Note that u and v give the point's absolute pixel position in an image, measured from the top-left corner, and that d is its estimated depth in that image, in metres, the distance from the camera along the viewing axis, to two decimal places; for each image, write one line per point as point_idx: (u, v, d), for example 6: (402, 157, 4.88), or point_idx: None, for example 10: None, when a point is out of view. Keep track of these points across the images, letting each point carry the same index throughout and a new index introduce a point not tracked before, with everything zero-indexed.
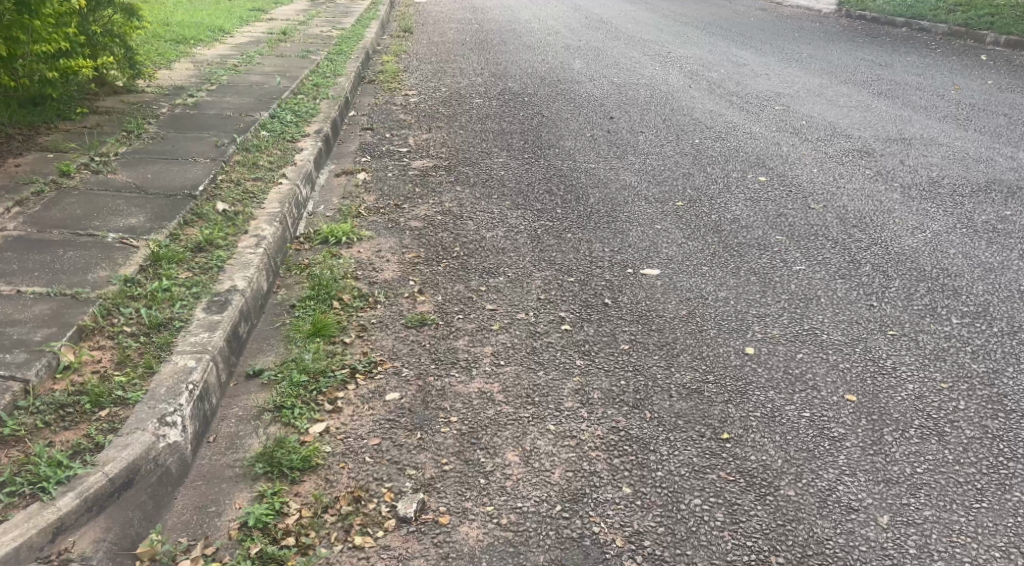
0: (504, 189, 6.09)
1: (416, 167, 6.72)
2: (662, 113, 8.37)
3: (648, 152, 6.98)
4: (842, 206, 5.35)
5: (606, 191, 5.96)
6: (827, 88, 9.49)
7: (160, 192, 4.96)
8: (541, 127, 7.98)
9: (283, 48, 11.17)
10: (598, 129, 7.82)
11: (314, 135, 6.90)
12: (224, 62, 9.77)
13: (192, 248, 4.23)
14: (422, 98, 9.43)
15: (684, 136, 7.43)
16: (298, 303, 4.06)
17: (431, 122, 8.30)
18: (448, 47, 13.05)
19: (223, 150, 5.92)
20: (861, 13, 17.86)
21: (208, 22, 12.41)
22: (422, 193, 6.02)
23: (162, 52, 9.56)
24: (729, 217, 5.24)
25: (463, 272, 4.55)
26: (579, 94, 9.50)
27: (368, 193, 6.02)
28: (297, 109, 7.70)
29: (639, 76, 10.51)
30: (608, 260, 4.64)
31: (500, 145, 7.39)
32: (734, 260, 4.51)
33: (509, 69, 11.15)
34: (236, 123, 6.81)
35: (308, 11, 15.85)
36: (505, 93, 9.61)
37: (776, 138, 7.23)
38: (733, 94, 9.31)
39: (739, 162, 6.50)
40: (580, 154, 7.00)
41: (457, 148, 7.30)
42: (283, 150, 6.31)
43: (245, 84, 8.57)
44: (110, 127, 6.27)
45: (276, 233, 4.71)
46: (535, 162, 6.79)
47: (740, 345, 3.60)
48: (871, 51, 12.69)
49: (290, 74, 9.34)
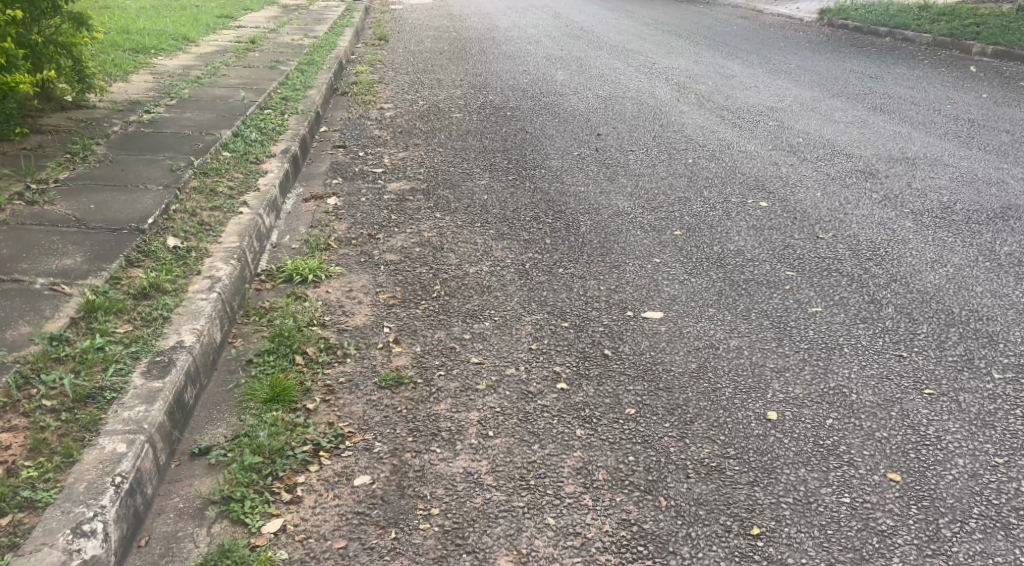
0: (487, 216, 5.64)
1: (392, 190, 6.25)
2: (650, 130, 7.98)
3: (638, 173, 6.56)
4: (852, 235, 4.94)
5: (597, 219, 5.53)
6: (820, 102, 9.13)
7: (102, 225, 4.48)
8: (524, 144, 7.55)
9: (251, 58, 10.67)
10: (585, 148, 7.40)
11: (280, 156, 6.42)
12: (187, 73, 9.26)
13: (135, 293, 3.75)
14: (397, 112, 8.95)
15: (675, 156, 7.02)
16: (255, 357, 3.59)
17: (408, 138, 7.84)
18: (425, 56, 12.58)
19: (178, 175, 5.43)
20: (844, 21, 17.61)
21: (172, 29, 11.87)
22: (398, 220, 5.55)
23: (119, 62, 9.04)
24: (733, 249, 4.82)
25: (445, 315, 4.08)
26: (562, 108, 9.08)
27: (339, 220, 5.55)
28: (263, 126, 7.21)
29: (624, 89, 10.11)
30: (605, 300, 4.20)
31: (481, 164, 6.93)
32: (743, 299, 4.08)
33: (488, 80, 10.71)
34: (195, 142, 6.32)
35: (280, 17, 15.34)
36: (484, 107, 9.17)
37: (773, 158, 6.84)
38: (723, 108, 8.92)
39: (737, 186, 6.11)
40: (567, 175, 6.57)
41: (436, 168, 6.84)
42: (246, 174, 5.82)
43: (207, 98, 8.05)
44: (53, 148, 5.77)
45: (235, 272, 4.25)
46: (519, 185, 6.34)
47: (762, 409, 3.21)
48: (859, 62, 12.39)
49: (257, 86, 8.84)
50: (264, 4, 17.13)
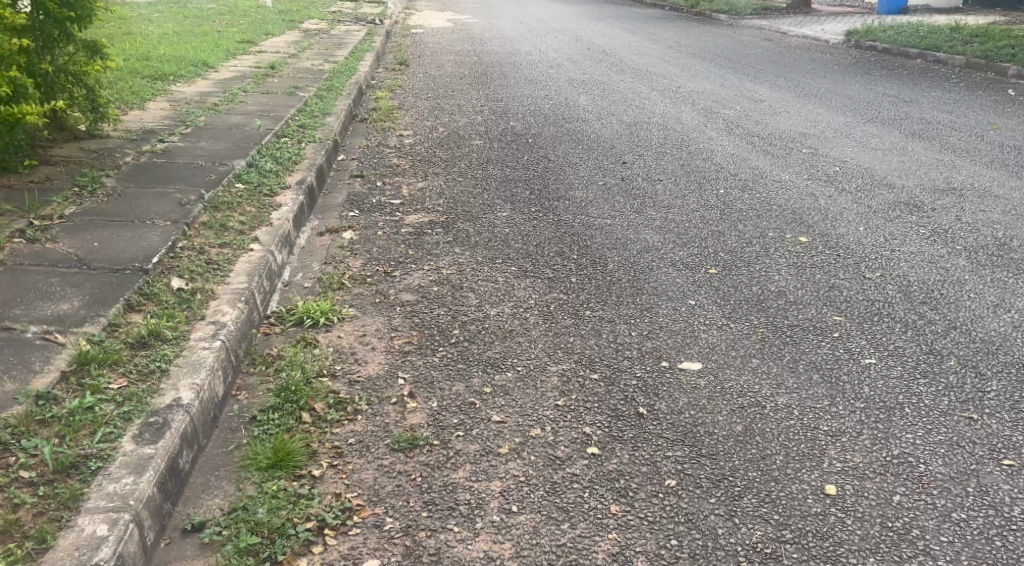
0: (510, 251, 5.36)
1: (410, 222, 5.99)
2: (679, 158, 7.69)
3: (668, 204, 6.26)
4: (902, 274, 4.62)
5: (626, 254, 5.22)
6: (854, 128, 8.80)
7: (104, 265, 4.22)
8: (548, 173, 7.27)
9: (270, 84, 10.50)
10: (611, 177, 7.11)
11: (296, 188, 6.18)
12: (204, 100, 9.08)
13: (133, 342, 3.48)
14: (416, 140, 8.71)
15: (706, 186, 6.71)
16: (259, 415, 3.32)
17: (428, 167, 7.59)
18: (446, 81, 12.38)
19: (187, 210, 5.19)
20: (872, 42, 17.29)
21: (192, 56, 11.74)
22: (416, 256, 5.27)
23: (136, 90, 8.88)
24: (772, 291, 4.51)
25: (463, 364, 3.77)
26: (587, 135, 8.80)
27: (354, 256, 5.28)
28: (278, 155, 6.97)
29: (650, 114, 9.84)
30: (637, 348, 3.88)
31: (503, 195, 6.66)
32: (788, 349, 3.77)
33: (510, 105, 10.47)
34: (208, 173, 6.09)
35: (300, 42, 15.23)
36: (506, 134, 8.90)
37: (810, 188, 6.53)
38: (754, 135, 8.61)
39: (773, 219, 5.81)
40: (593, 206, 6.28)
41: (456, 199, 6.57)
42: (258, 208, 5.57)
43: (223, 126, 7.84)
44: (61, 181, 5.55)
45: (242, 317, 3.97)
46: (542, 217, 6.05)
47: (818, 481, 2.96)
48: (892, 85, 12.05)
49: (274, 114, 8.63)
50: (285, 29, 17.03)
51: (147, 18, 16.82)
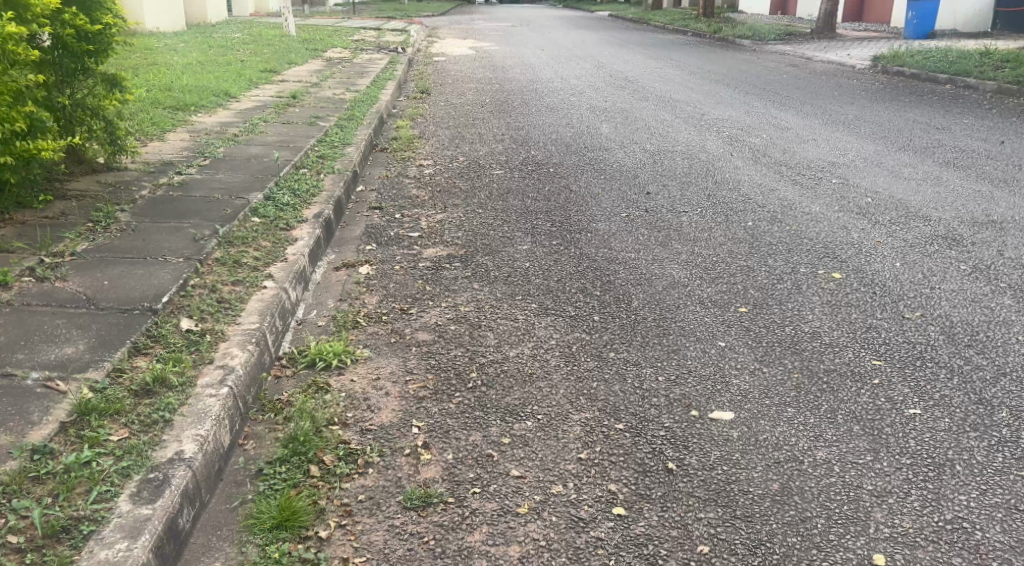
0: (531, 286, 5.19)
1: (428, 256, 5.84)
2: (705, 188, 7.50)
3: (694, 237, 6.07)
4: (944, 316, 4.43)
5: (651, 291, 5.03)
6: (884, 157, 8.58)
7: (113, 305, 4.09)
8: (571, 204, 7.11)
9: (291, 114, 10.44)
10: (635, 208, 6.93)
11: (313, 221, 6.05)
12: (224, 131, 9.02)
13: (136, 389, 3.32)
14: (437, 170, 8.59)
15: (733, 217, 6.52)
16: (266, 468, 3.18)
17: (448, 198, 7.45)
18: (467, 110, 12.29)
19: (201, 246, 5.06)
20: (899, 68, 17.07)
21: (213, 86, 11.72)
22: (434, 292, 5.12)
23: (157, 121, 8.84)
24: (806, 332, 4.31)
25: (481, 410, 3.58)
26: (610, 164, 8.64)
27: (370, 292, 5.12)
28: (296, 187, 6.85)
29: (674, 142, 9.67)
30: (664, 394, 3.70)
31: (524, 227, 6.50)
32: (826, 397, 3.60)
33: (532, 134, 10.35)
34: (223, 207, 5.98)
35: (323, 71, 15.23)
36: (527, 164, 8.76)
37: (842, 220, 6.33)
38: (782, 164, 8.41)
39: (805, 253, 5.61)
40: (616, 238, 6.11)
41: (476, 231, 6.42)
42: (274, 243, 5.44)
43: (242, 157, 7.76)
44: (75, 216, 5.45)
45: (251, 359, 3.82)
46: (564, 250, 5.88)
47: (865, 549, 2.83)
48: (922, 111, 11.83)
49: (294, 145, 8.55)
50: (307, 58, 17.07)
51: (172, 48, 16.92)
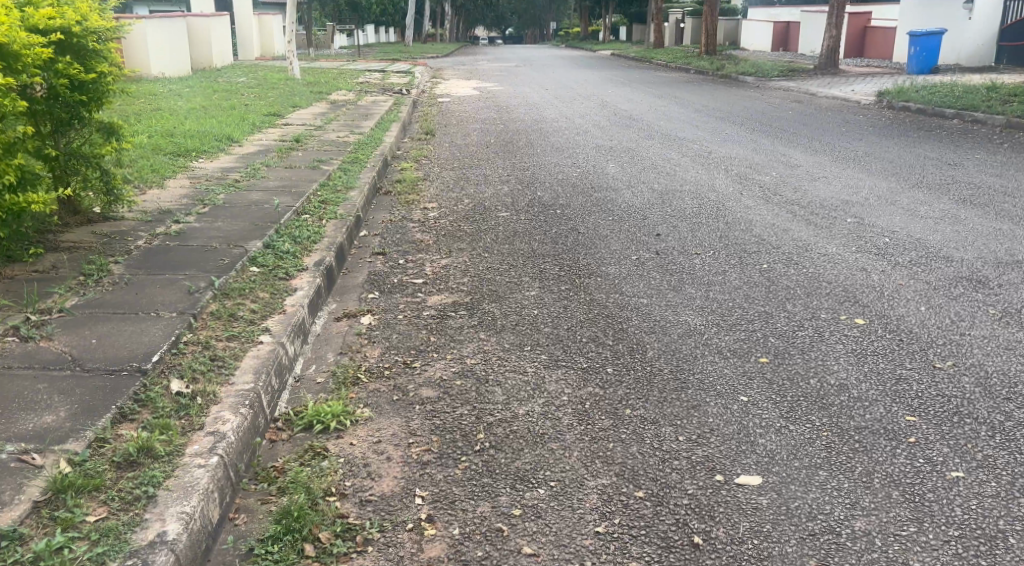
0: (540, 335, 4.97)
1: (433, 304, 5.63)
2: (716, 229, 7.30)
3: (707, 281, 5.85)
4: (978, 366, 4.21)
5: (666, 339, 4.80)
6: (899, 194, 8.38)
7: (100, 366, 3.88)
8: (579, 247, 6.91)
9: (293, 158, 10.30)
10: (645, 250, 6.73)
11: (313, 269, 5.85)
12: (225, 176, 8.87)
13: (119, 461, 3.10)
14: (441, 213, 8.40)
15: (747, 259, 6.31)
16: (257, 548, 2.97)
17: (452, 242, 7.26)
18: (472, 150, 12.17)
19: (196, 299, 4.86)
20: (905, 103, 16.97)
21: (216, 130, 11.63)
22: (439, 343, 4.90)
23: (157, 167, 8.70)
24: (832, 385, 4.07)
25: (490, 477, 3.36)
26: (618, 204, 8.45)
27: (371, 344, 4.90)
28: (296, 233, 6.66)
29: (682, 181, 9.49)
30: (686, 457, 3.46)
31: (531, 271, 6.28)
32: (860, 458, 3.39)
33: (537, 174, 10.19)
34: (221, 257, 5.79)
35: (326, 114, 15.15)
36: (533, 205, 8.58)
37: (860, 261, 6.13)
38: (794, 203, 8.21)
39: (825, 298, 5.39)
40: (627, 283, 5.89)
41: (481, 277, 6.21)
42: (272, 294, 5.24)
43: (242, 204, 7.58)
44: (67, 269, 5.26)
45: (245, 423, 3.60)
46: (574, 296, 5.66)
47: None
48: (932, 147, 11.68)
49: (296, 189, 8.38)
50: (311, 101, 17.04)
51: (176, 93, 16.91)
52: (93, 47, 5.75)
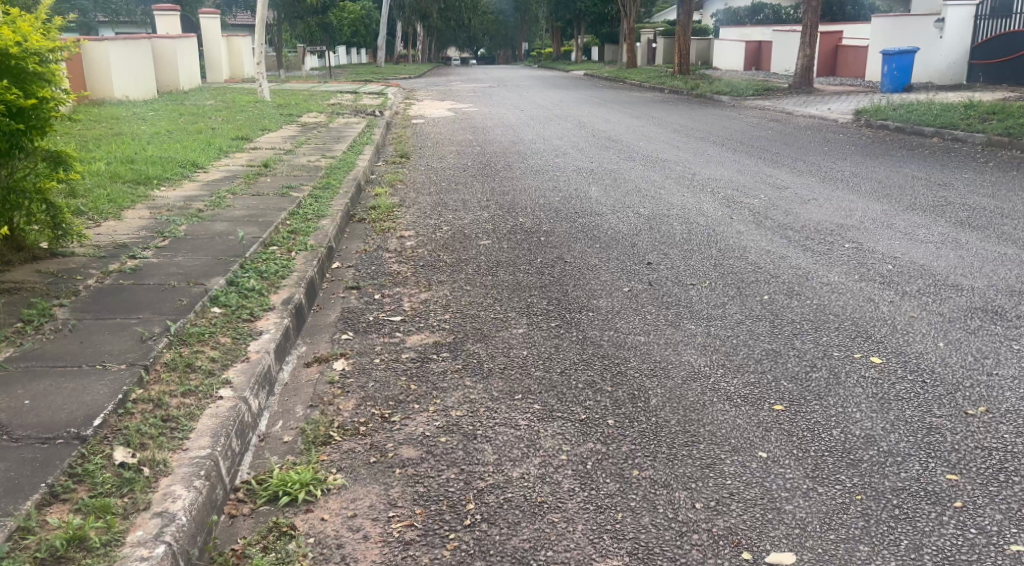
0: (532, 379, 4.54)
1: (412, 345, 5.18)
2: (709, 257, 6.92)
3: (706, 316, 5.45)
4: (1014, 412, 3.84)
5: (670, 384, 4.37)
6: (893, 217, 8.06)
7: (31, 433, 3.43)
8: (566, 277, 6.49)
9: (262, 184, 9.83)
10: (637, 280, 6.33)
11: (281, 309, 5.38)
12: (188, 205, 8.38)
13: (44, 557, 2.76)
14: (419, 242, 7.95)
15: (746, 290, 5.93)
16: None
17: (431, 274, 6.82)
18: (449, 174, 11.75)
19: (148, 347, 4.39)
20: (883, 121, 16.80)
21: (180, 156, 11.13)
22: (420, 392, 4.44)
23: (115, 197, 8.21)
24: (858, 436, 3.66)
25: (483, 560, 3.02)
26: (603, 231, 8.05)
27: (346, 395, 4.43)
28: (262, 267, 6.19)
29: (668, 205, 9.11)
30: (706, 530, 3.11)
31: (517, 306, 5.85)
32: (902, 528, 3.06)
33: (517, 199, 9.79)
34: (178, 297, 5.31)
35: (296, 137, 14.69)
36: (515, 233, 8.16)
37: (867, 292, 5.77)
38: (787, 227, 7.86)
39: (835, 333, 5.01)
40: (620, 319, 5.47)
41: (464, 313, 5.78)
42: (234, 338, 4.77)
43: (205, 235, 7.10)
44: (5, 315, 4.79)
45: (201, 496, 3.19)
46: (565, 335, 5.23)
47: None
48: (919, 167, 11.42)
49: (264, 218, 7.89)
50: (282, 124, 16.57)
51: (142, 117, 16.40)
52: (33, 70, 5.25)
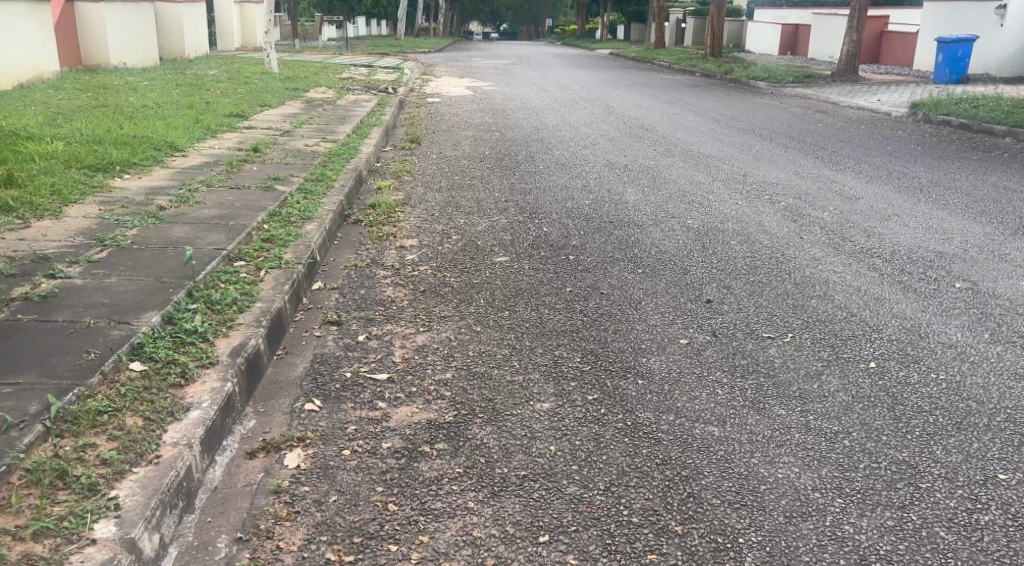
0: (568, 499, 3.19)
1: (397, 425, 3.78)
2: (783, 294, 5.50)
3: (795, 395, 4.02)
4: None
5: (768, 525, 3.04)
6: (1002, 244, 6.61)
7: None
8: (605, 318, 5.09)
9: (246, 173, 8.46)
10: (697, 328, 4.92)
11: (225, 366, 3.98)
12: (150, 199, 7.02)
13: None
14: (421, 256, 6.53)
15: (844, 352, 4.52)
16: None
17: (435, 305, 5.42)
18: (463, 165, 10.34)
19: (8, 442, 3.02)
20: (945, 116, 15.22)
21: (157, 135, 9.76)
22: (401, 521, 3.09)
23: (61, 187, 6.85)
24: None
25: None
26: (646, 249, 6.63)
27: (292, 520, 3.09)
28: (214, 294, 4.80)
29: (720, 217, 7.68)
30: None
31: (542, 363, 4.44)
32: None
33: (541, 201, 8.37)
34: (84, 346, 3.91)
35: (298, 116, 13.30)
36: (538, 247, 6.74)
37: (1007, 361, 4.34)
38: (873, 253, 6.43)
39: (990, 433, 3.59)
40: (682, 394, 4.06)
41: (472, 370, 4.38)
42: (146, 416, 3.39)
43: (157, 242, 5.74)
44: None
45: None
46: (608, 416, 3.82)
47: None
48: (1004, 174, 9.91)
49: (235, 221, 6.51)
50: (284, 100, 15.15)
51: (133, 87, 15.06)
52: None
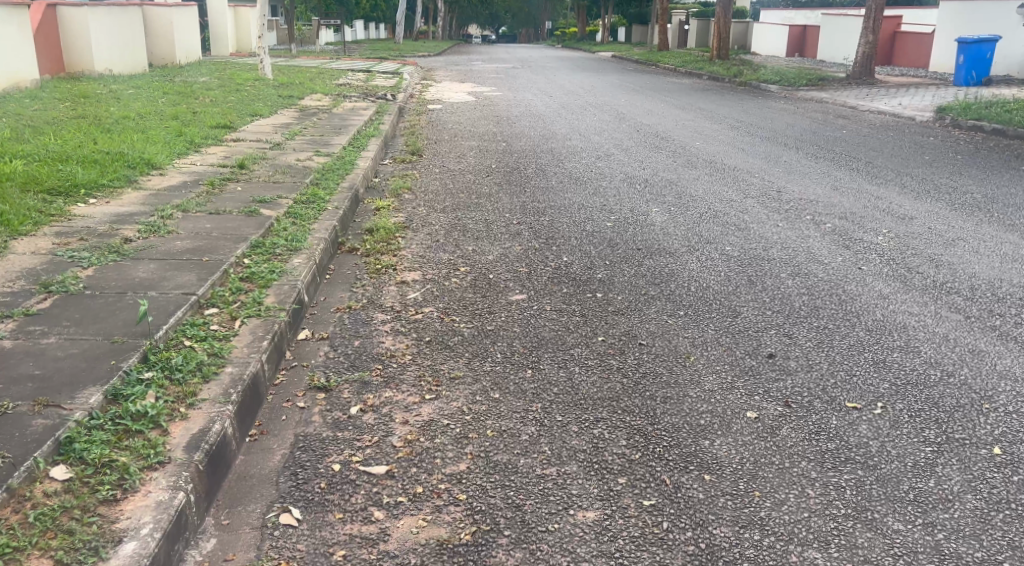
0: None
1: (397, 552, 2.96)
2: (858, 346, 4.60)
3: (910, 498, 3.17)
4: None
5: None
6: None
7: None
8: (649, 381, 4.20)
9: (227, 194, 7.57)
10: (765, 395, 4.02)
11: (178, 467, 3.09)
12: (113, 228, 6.13)
13: None
14: (425, 294, 5.65)
15: (957, 431, 3.62)
16: None
17: (442, 360, 4.54)
18: (468, 181, 9.46)
19: None
20: (977, 121, 14.34)
21: (133, 150, 8.89)
22: None
23: (11, 217, 5.96)
24: None
25: None
26: (684, 284, 5.74)
27: None
28: (174, 358, 3.89)
29: (761, 242, 6.79)
30: None
31: (582, 447, 3.56)
32: None
33: (557, 222, 7.48)
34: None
35: (290, 126, 12.43)
36: (559, 282, 5.86)
37: None
38: (949, 288, 5.55)
39: None
40: (764, 496, 3.19)
41: (490, 458, 3.50)
42: (58, 558, 2.64)
43: (114, 285, 4.86)
44: None
45: None
46: (674, 535, 3.01)
47: None
48: None
49: (209, 255, 5.63)
50: (276, 108, 14.28)
51: (116, 95, 14.18)
52: None
